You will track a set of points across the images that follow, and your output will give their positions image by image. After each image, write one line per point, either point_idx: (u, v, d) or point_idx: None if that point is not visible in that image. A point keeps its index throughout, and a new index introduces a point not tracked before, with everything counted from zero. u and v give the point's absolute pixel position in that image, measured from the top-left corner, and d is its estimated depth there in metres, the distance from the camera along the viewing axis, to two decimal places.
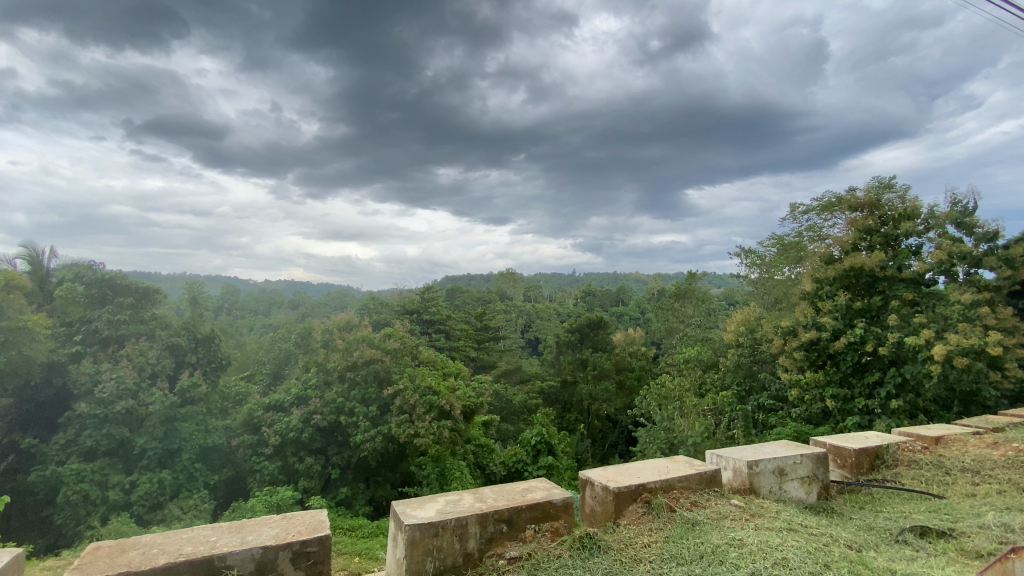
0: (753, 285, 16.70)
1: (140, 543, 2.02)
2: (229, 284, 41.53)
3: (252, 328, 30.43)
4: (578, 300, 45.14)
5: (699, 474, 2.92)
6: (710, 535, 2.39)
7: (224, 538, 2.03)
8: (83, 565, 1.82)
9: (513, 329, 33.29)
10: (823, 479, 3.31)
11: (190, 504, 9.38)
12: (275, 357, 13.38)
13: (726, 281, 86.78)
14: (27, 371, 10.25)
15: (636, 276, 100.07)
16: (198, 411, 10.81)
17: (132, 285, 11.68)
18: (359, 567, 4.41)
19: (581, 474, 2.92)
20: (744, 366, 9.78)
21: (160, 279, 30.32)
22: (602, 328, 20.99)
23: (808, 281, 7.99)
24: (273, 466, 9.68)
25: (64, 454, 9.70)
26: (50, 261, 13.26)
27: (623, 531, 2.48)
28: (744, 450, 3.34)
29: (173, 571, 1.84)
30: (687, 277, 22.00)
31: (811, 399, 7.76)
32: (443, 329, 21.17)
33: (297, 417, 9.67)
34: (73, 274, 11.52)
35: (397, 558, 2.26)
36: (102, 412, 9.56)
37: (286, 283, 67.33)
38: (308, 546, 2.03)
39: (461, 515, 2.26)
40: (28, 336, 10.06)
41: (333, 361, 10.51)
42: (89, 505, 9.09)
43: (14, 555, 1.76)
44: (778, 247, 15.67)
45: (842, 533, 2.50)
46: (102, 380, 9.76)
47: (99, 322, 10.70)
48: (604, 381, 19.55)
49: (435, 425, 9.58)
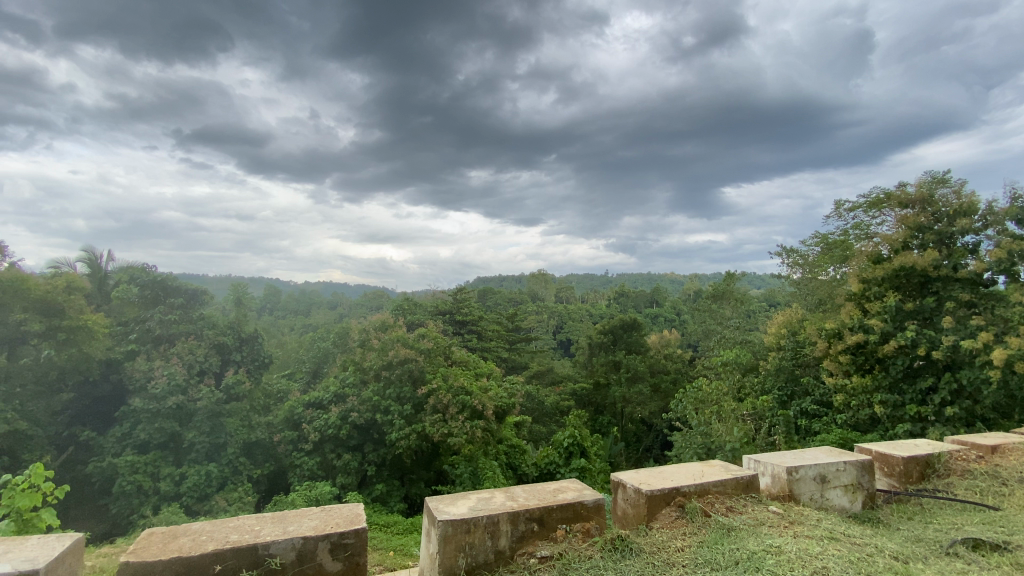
0: (795, 285, 16.12)
1: (190, 530, 2.14)
2: (271, 285, 43.03)
3: (292, 328, 31.52)
4: (610, 301, 44.66)
5: (735, 479, 2.85)
6: (747, 541, 2.35)
7: (267, 528, 2.12)
8: (139, 549, 1.95)
9: (545, 330, 33.23)
10: (868, 487, 3.19)
11: (235, 496, 9.84)
12: (314, 356, 13.78)
13: (766, 282, 83.99)
14: (87, 367, 10.97)
15: (672, 276, 98.30)
16: (243, 407, 11.28)
17: (182, 286, 12.27)
18: (393, 562, 4.51)
19: (613, 476, 2.90)
20: (786, 369, 9.57)
21: (208, 281, 31.79)
22: (636, 329, 20.75)
23: (855, 281, 7.71)
24: (312, 461, 9.99)
25: (120, 446, 10.30)
26: (108, 263, 14.09)
27: (655, 534, 2.46)
28: (784, 455, 3.24)
29: (221, 557, 1.94)
30: (725, 277, 21.43)
31: (858, 405, 7.50)
32: (475, 330, 21.35)
33: (336, 414, 9.97)
34: (129, 276, 12.22)
35: (430, 554, 2.30)
36: (154, 407, 10.10)
37: (323, 284, 69.15)
38: (346, 537, 2.12)
39: (493, 512, 2.29)
40: (87, 335, 10.80)
41: (370, 360, 10.78)
42: (142, 495, 9.62)
43: (75, 539, 1.91)
44: (822, 246, 15.08)
45: (889, 544, 2.40)
46: (156, 376, 10.30)
47: (152, 322, 11.22)
48: (639, 384, 19.29)
49: (468, 425, 9.68)
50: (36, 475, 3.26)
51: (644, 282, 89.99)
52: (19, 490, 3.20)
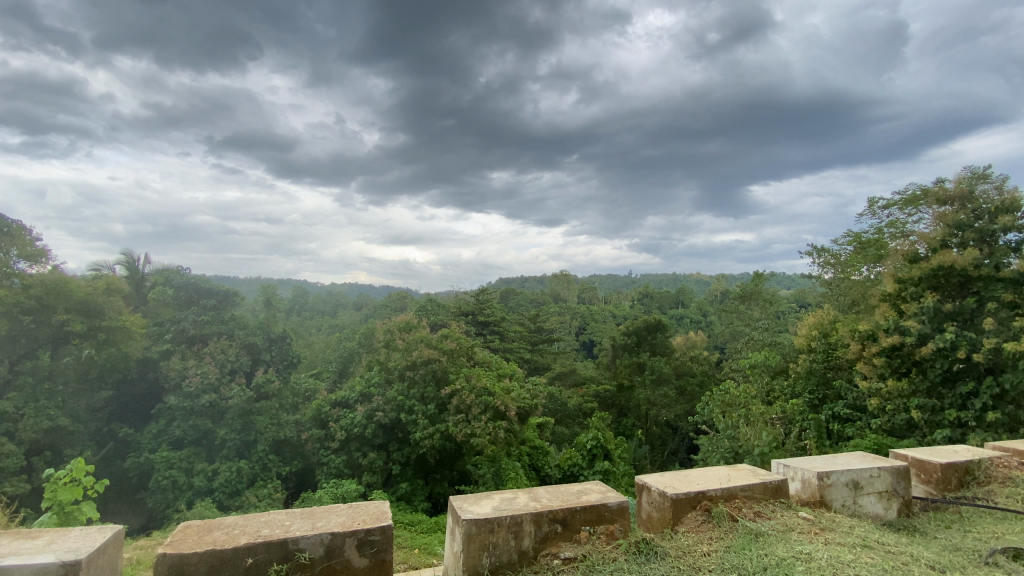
0: (826, 286, 15.66)
1: (223, 524, 2.21)
2: (298, 287, 43.96)
3: (318, 328, 32.16)
4: (634, 301, 44.20)
5: (764, 484, 2.79)
6: (776, 547, 2.30)
7: (297, 523, 2.18)
8: (176, 541, 2.02)
9: (568, 331, 33.10)
10: (904, 494, 3.09)
11: (264, 492, 10.10)
12: (340, 356, 14.03)
13: (794, 283, 81.93)
14: (124, 366, 11.52)
15: (697, 277, 96.77)
16: (272, 405, 11.55)
17: (215, 288, 12.39)
18: (418, 561, 4.55)
19: (638, 479, 2.88)
20: (818, 372, 9.36)
21: (238, 283, 32.77)
22: (660, 331, 20.51)
23: (890, 281, 7.46)
24: (339, 459, 10.18)
25: (156, 442, 10.70)
26: (145, 266, 14.65)
27: (681, 538, 2.43)
28: (815, 460, 3.16)
29: (253, 550, 2.00)
30: (753, 277, 20.93)
31: (894, 409, 7.27)
32: (497, 331, 21.46)
33: (361, 413, 10.13)
34: (164, 278, 12.67)
35: (454, 552, 2.33)
36: (188, 405, 10.46)
37: (348, 286, 70.35)
38: (373, 534, 2.16)
39: (516, 513, 2.31)
40: (125, 335, 11.48)
41: (394, 360, 10.92)
42: (177, 490, 9.95)
43: (116, 531, 2.00)
44: (855, 245, 14.61)
45: (925, 552, 2.32)
46: (190, 375, 10.67)
47: (186, 323, 11.56)
48: (664, 386, 19.04)
49: (491, 426, 9.70)
50: (78, 469, 3.40)
51: (669, 283, 88.87)
52: (61, 484, 3.35)
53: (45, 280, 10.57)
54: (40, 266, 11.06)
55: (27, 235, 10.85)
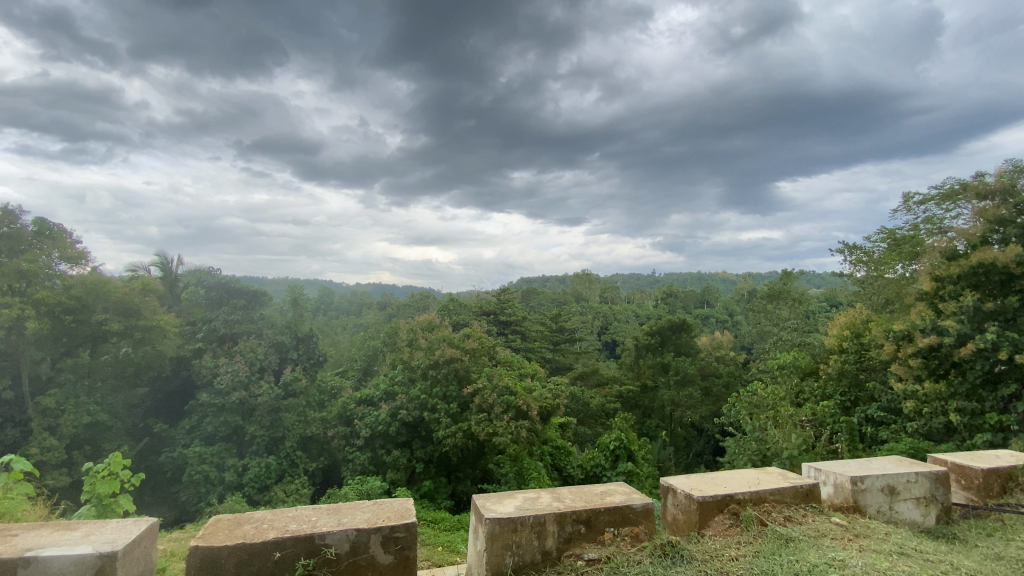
0: (859, 284, 15.14)
1: (253, 518, 2.26)
2: (324, 287, 44.78)
3: (343, 327, 32.72)
4: (658, 301, 43.62)
5: (795, 488, 2.72)
6: (807, 553, 2.23)
7: (324, 518, 2.22)
8: (208, 534, 2.08)
9: (590, 331, 32.88)
10: (943, 500, 2.97)
11: (292, 488, 10.34)
12: (365, 354, 14.22)
13: (824, 282, 79.63)
14: (159, 364, 11.93)
15: (722, 276, 94.93)
16: (300, 403, 11.78)
17: (244, 288, 12.75)
18: (441, 558, 4.60)
19: (663, 481, 2.83)
20: (850, 374, 9.09)
21: (266, 283, 33.61)
22: (685, 331, 20.18)
23: (926, 279, 7.18)
24: (364, 457, 10.33)
25: (189, 438, 11.06)
26: (178, 266, 15.10)
27: (708, 542, 2.38)
28: (847, 464, 3.05)
29: (281, 544, 2.04)
30: (782, 277, 20.34)
31: (931, 412, 6.99)
32: (519, 330, 21.50)
33: (385, 411, 10.27)
34: (196, 278, 13.06)
35: (477, 550, 2.33)
36: (220, 402, 10.78)
37: (372, 285, 71.28)
38: (397, 531, 2.18)
39: (540, 513, 2.29)
40: (160, 334, 11.77)
41: (417, 359, 11.03)
42: (209, 484, 10.26)
43: (149, 524, 2.06)
44: (889, 242, 14.11)
45: (966, 561, 2.23)
46: (221, 372, 10.99)
47: (217, 322, 11.88)
48: (689, 387, 18.76)
49: (514, 425, 9.69)
50: (115, 463, 3.52)
51: (694, 282, 87.39)
52: (100, 477, 3.49)
53: (84, 281, 11.04)
54: (80, 268, 11.54)
55: (68, 238, 11.33)
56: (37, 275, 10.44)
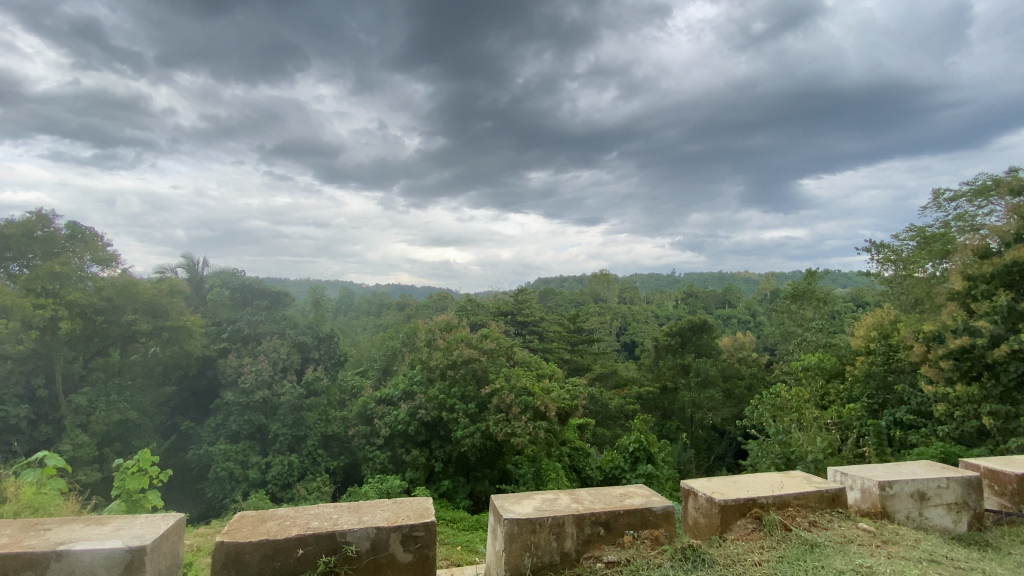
0: (887, 284, 14.71)
1: (276, 515, 2.30)
2: (345, 288, 45.33)
3: (363, 328, 33.14)
4: (678, 301, 43.08)
5: (820, 492, 2.66)
6: (833, 559, 2.18)
7: (345, 517, 2.25)
8: (233, 530, 2.12)
9: (609, 331, 32.64)
10: (975, 507, 2.87)
11: (313, 486, 10.50)
12: (385, 354, 14.35)
13: (850, 281, 77.67)
14: (186, 364, 12.28)
15: (744, 275, 93.32)
16: (321, 402, 11.97)
17: (267, 289, 13.01)
18: (460, 558, 4.62)
19: (683, 484, 2.79)
20: (877, 376, 8.83)
21: (288, 284, 34.28)
22: (706, 332, 19.89)
23: (957, 278, 6.94)
24: (383, 456, 10.44)
25: (215, 435, 11.33)
26: (204, 268, 15.48)
27: (730, 546, 2.34)
28: (875, 468, 2.97)
29: (303, 541, 2.07)
30: (807, 276, 19.51)
31: (963, 416, 6.74)
32: (536, 331, 21.47)
33: (404, 410, 10.37)
34: (221, 280, 13.36)
35: (496, 551, 2.34)
36: (244, 400, 11.02)
37: (391, 285, 71.85)
38: (416, 530, 2.19)
39: (558, 514, 2.29)
40: (186, 334, 12.10)
41: (435, 359, 11.11)
42: (234, 481, 10.49)
43: (177, 520, 2.11)
44: (918, 241, 13.68)
45: (999, 570, 2.15)
46: (245, 372, 11.24)
47: (242, 322, 12.16)
48: (710, 389, 18.47)
49: (532, 425, 9.68)
50: (144, 460, 3.63)
51: (715, 282, 86.17)
52: (130, 473, 3.60)
53: (115, 283, 11.41)
54: (111, 270, 11.93)
55: (99, 241, 11.72)
56: (70, 277, 10.84)
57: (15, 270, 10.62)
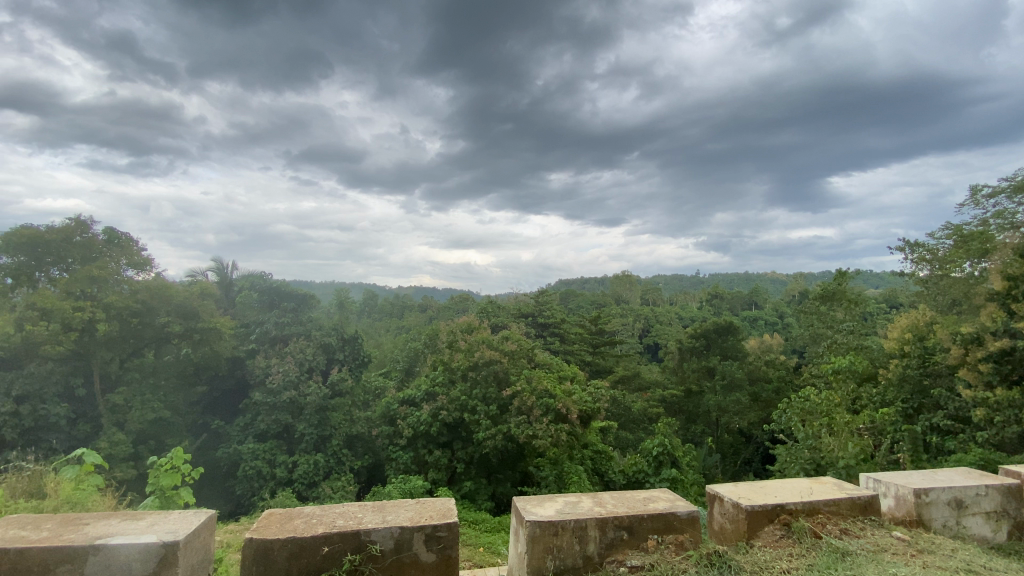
0: (922, 284, 14.17)
1: (303, 513, 2.35)
2: (368, 290, 45.92)
3: (386, 330, 33.54)
4: (702, 303, 42.39)
5: (852, 499, 2.58)
6: (867, 568, 2.12)
7: (369, 516, 2.28)
8: (261, 527, 2.18)
9: (631, 333, 32.29)
10: (1016, 515, 2.74)
11: (338, 485, 10.69)
12: (407, 356, 14.48)
13: (883, 282, 75.17)
14: (216, 364, 12.64)
15: (770, 276, 91.16)
16: (346, 403, 12.15)
17: (294, 292, 13.29)
18: (482, 559, 4.63)
19: (709, 488, 2.74)
20: (912, 380, 8.52)
21: (313, 287, 34.92)
22: (731, 334, 19.50)
23: (997, 278, 6.62)
24: (406, 456, 10.54)
25: (244, 434, 11.61)
26: (233, 271, 15.90)
27: (757, 553, 2.29)
28: (909, 475, 2.87)
29: (328, 540, 2.11)
30: (837, 276, 18.76)
31: (1003, 422, 6.46)
32: (558, 333, 21.39)
33: (427, 411, 10.45)
34: (250, 282, 13.68)
35: (518, 553, 2.34)
36: (272, 400, 11.28)
37: (413, 287, 72.68)
38: (439, 530, 2.21)
39: (581, 517, 2.27)
40: (217, 335, 12.46)
41: (457, 360, 11.17)
42: (262, 479, 10.74)
43: (208, 516, 2.17)
44: (954, 239, 13.15)
45: None
46: (273, 372, 11.51)
47: (269, 324, 12.45)
48: (736, 393, 18.12)
49: (553, 428, 9.65)
50: (177, 457, 3.75)
51: (741, 282, 84.46)
52: (163, 470, 3.71)
53: (149, 286, 11.83)
54: (145, 274, 12.35)
55: (135, 245, 12.16)
56: (107, 280, 11.28)
57: (55, 274, 11.13)
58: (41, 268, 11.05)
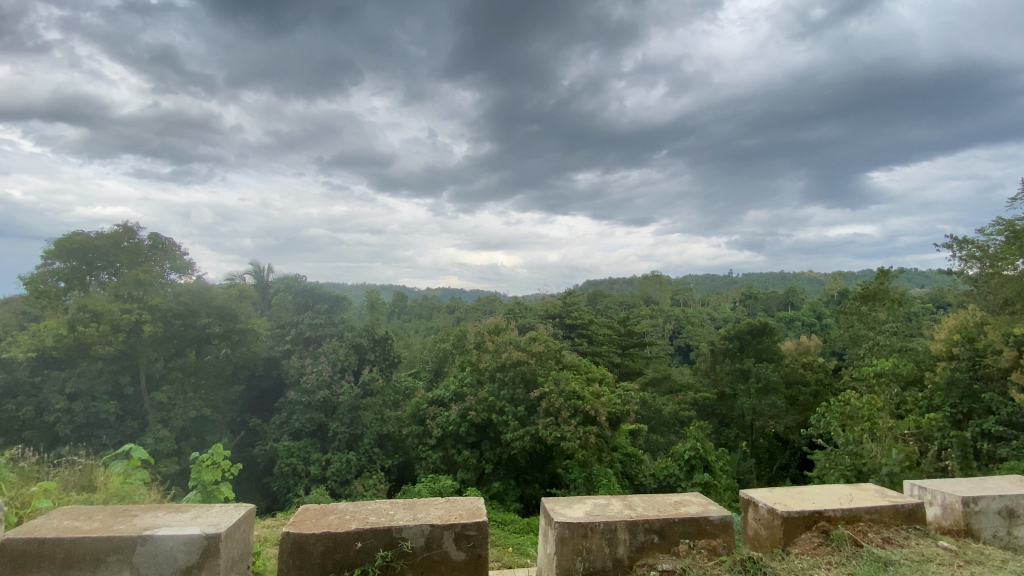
0: (971, 283, 13.41)
1: (337, 509, 2.42)
2: (398, 292, 46.58)
3: (416, 330, 33.97)
4: (736, 304, 41.30)
5: (894, 507, 2.48)
6: None
7: (400, 513, 2.33)
8: (298, 522, 2.25)
9: (662, 335, 31.74)
10: None
11: (370, 483, 10.92)
12: (436, 356, 14.59)
13: (930, 280, 71.62)
14: (254, 364, 13.08)
15: (807, 275, 88.07)
16: (377, 402, 12.35)
17: (327, 294, 13.63)
18: (511, 560, 4.63)
19: (744, 494, 2.68)
20: (961, 383, 8.11)
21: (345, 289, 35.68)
22: (766, 335, 18.96)
23: None
24: (436, 456, 10.67)
25: (280, 432, 11.96)
26: (269, 273, 16.41)
27: (794, 561, 2.23)
28: (956, 482, 2.74)
29: (362, 535, 2.17)
30: (878, 275, 17.94)
31: None
32: (586, 333, 21.23)
33: (455, 411, 10.56)
34: (285, 285, 14.09)
35: (548, 554, 2.34)
36: (306, 400, 11.59)
37: (442, 289, 73.39)
38: (469, 529, 2.24)
39: (610, 520, 2.26)
40: (254, 336, 12.96)
41: (485, 361, 11.23)
42: (296, 476, 11.06)
43: (247, 510, 2.25)
44: (1006, 235, 12.40)
45: None
46: (307, 372, 11.84)
47: (303, 325, 12.79)
48: (771, 396, 17.62)
49: (581, 430, 9.61)
50: (218, 453, 3.91)
51: (776, 282, 81.93)
52: (205, 466, 3.87)
53: (191, 289, 12.35)
54: (187, 277, 12.86)
55: (178, 250, 12.70)
56: (152, 283, 11.84)
57: (105, 278, 11.76)
58: (92, 272, 11.69)
